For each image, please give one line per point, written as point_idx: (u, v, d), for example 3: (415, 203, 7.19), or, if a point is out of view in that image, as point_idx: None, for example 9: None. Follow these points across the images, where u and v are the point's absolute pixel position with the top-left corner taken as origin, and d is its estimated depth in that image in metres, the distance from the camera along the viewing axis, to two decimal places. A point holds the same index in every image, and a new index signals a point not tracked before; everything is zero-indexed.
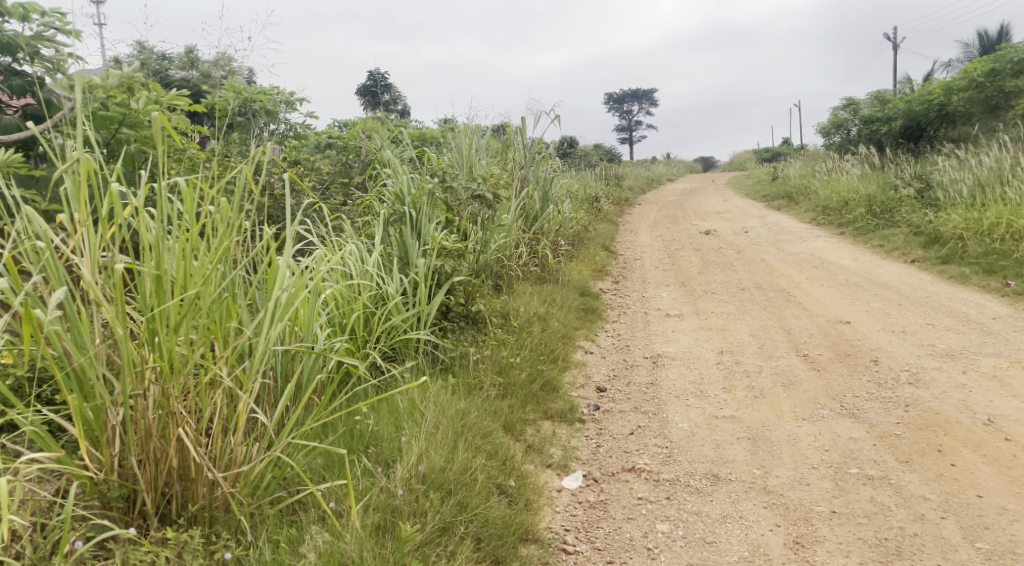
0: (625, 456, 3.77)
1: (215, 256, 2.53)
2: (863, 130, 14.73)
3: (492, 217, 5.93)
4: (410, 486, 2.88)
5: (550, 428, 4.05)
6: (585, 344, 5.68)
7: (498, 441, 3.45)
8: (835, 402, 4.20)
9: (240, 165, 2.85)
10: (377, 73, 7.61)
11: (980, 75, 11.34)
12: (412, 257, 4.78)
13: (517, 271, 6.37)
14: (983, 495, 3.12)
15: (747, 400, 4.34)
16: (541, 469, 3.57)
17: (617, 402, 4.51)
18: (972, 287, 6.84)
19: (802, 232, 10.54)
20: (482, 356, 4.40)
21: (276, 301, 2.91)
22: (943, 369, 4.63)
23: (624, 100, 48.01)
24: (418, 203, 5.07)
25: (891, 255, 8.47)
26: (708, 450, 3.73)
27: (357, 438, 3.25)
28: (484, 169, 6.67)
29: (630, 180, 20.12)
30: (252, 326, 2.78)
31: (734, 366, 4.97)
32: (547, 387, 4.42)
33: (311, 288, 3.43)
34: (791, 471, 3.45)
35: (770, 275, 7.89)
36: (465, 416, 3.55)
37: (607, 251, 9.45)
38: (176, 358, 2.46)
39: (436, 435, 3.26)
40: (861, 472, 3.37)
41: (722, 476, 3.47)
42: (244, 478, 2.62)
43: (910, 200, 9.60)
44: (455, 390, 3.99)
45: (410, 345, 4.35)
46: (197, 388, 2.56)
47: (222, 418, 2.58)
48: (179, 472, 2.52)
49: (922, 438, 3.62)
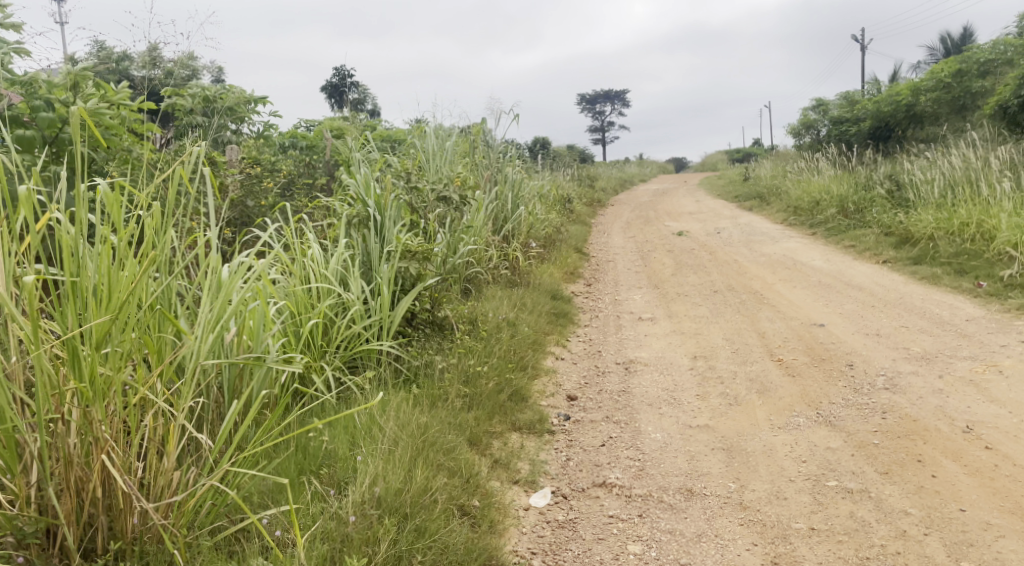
0: (596, 469, 3.61)
1: (143, 267, 2.35)
2: (833, 130, 14.77)
3: (459, 219, 5.77)
4: (363, 512, 2.69)
5: (518, 440, 3.87)
6: (556, 350, 5.52)
7: (461, 457, 3.28)
8: (811, 410, 4.08)
9: (172, 166, 2.70)
10: (345, 68, 6.94)
11: (947, 76, 11.45)
12: (374, 262, 4.57)
13: (486, 275, 6.20)
14: (966, 508, 3.01)
15: (721, 408, 4.21)
16: (507, 485, 3.40)
17: (588, 411, 4.35)
18: (945, 287, 6.79)
19: (774, 233, 10.50)
20: (449, 364, 4.20)
21: (216, 310, 2.76)
22: (919, 374, 4.53)
23: (596, 101, 48.23)
24: (382, 205, 4.86)
25: (863, 255, 8.43)
26: (682, 463, 3.59)
27: (309, 457, 3.08)
28: (452, 170, 6.48)
29: (602, 179, 20.01)
30: (188, 340, 2.62)
31: (708, 372, 4.83)
32: (515, 396, 4.25)
33: (258, 296, 3.26)
34: (767, 484, 3.31)
35: (743, 276, 7.80)
36: (426, 431, 3.38)
37: (579, 253, 9.31)
38: (98, 378, 2.26)
39: (393, 455, 3.08)
40: (839, 484, 3.24)
41: (697, 491, 3.32)
42: (179, 508, 2.44)
43: (881, 200, 9.59)
44: (419, 402, 3.80)
45: (372, 355, 4.15)
46: (125, 409, 2.38)
47: (153, 441, 2.41)
48: (106, 503, 2.32)
49: (901, 447, 3.51)
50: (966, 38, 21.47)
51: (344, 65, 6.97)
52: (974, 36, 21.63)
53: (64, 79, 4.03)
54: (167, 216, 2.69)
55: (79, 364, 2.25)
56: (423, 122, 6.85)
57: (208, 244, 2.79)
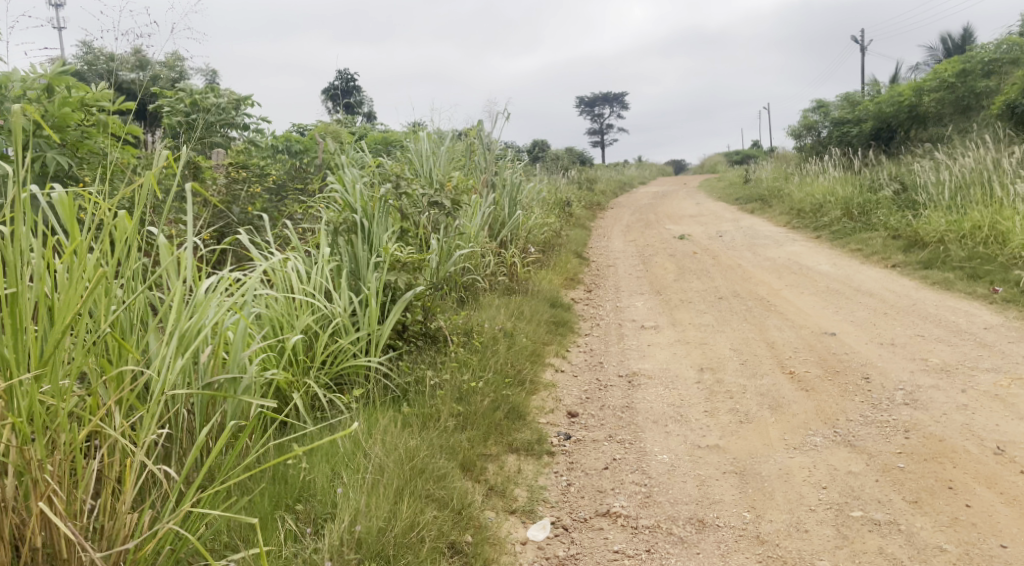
0: (599, 497, 3.36)
1: (95, 283, 2.07)
2: (834, 132, 14.47)
3: (454, 225, 5.48)
4: (341, 557, 2.48)
5: (515, 463, 3.60)
6: (556, 362, 5.25)
7: (453, 485, 3.03)
8: (828, 428, 3.82)
9: (145, 169, 2.40)
10: (345, 72, 6.71)
11: (951, 76, 11.23)
12: (363, 272, 4.30)
13: (483, 282, 5.95)
14: (1007, 544, 2.74)
15: (731, 426, 3.94)
16: (503, 516, 3.14)
17: (590, 430, 4.08)
18: (959, 293, 6.53)
19: (778, 236, 10.24)
20: (442, 381, 3.94)
21: (189, 329, 2.49)
22: (940, 388, 4.26)
23: (596, 103, 48.01)
24: (370, 211, 4.61)
25: (871, 259, 8.16)
26: (692, 489, 3.33)
27: (288, 488, 2.83)
28: (446, 174, 6.23)
29: (602, 182, 19.84)
30: (151, 362, 2.34)
31: (716, 386, 4.56)
32: (513, 413, 3.98)
33: (237, 310, 2.98)
34: (786, 514, 3.05)
35: (748, 281, 7.54)
36: (416, 456, 3.12)
37: (579, 258, 9.06)
38: (38, 412, 1.98)
39: (378, 486, 2.83)
40: (865, 515, 2.98)
41: (709, 522, 3.06)
42: (134, 555, 2.17)
43: (888, 201, 9.33)
44: (408, 424, 3.56)
45: (359, 371, 3.87)
46: (73, 444, 2.10)
47: (106, 478, 2.14)
48: (47, 551, 2.05)
49: (929, 472, 3.25)
50: (966, 39, 21.28)
51: (345, 69, 6.76)
52: (974, 37, 21.39)
53: (41, 78, 3.80)
54: (133, 224, 2.41)
55: (17, 396, 1.97)
56: (418, 124, 6.61)
57: (184, 257, 2.51)
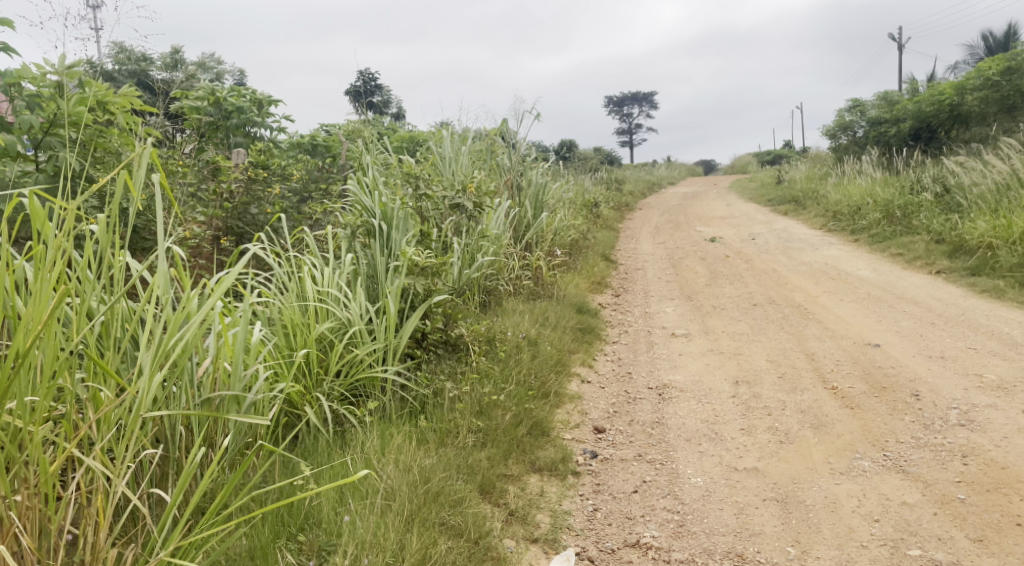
0: (627, 525, 3.11)
1: (57, 297, 1.83)
2: (870, 131, 13.95)
3: (474, 227, 5.23)
4: None
5: (537, 485, 3.36)
6: (582, 372, 4.99)
7: (470, 511, 2.81)
8: (877, 451, 3.53)
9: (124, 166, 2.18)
10: (367, 71, 6.50)
11: (996, 73, 10.77)
12: (381, 277, 4.09)
13: (506, 287, 5.69)
14: None
15: (771, 447, 3.66)
16: (523, 546, 2.91)
17: (618, 448, 3.83)
18: (1010, 303, 6.15)
19: (812, 239, 9.85)
20: (461, 393, 3.71)
21: (177, 339, 2.28)
22: (998, 408, 3.93)
23: (624, 103, 47.46)
24: (389, 214, 4.38)
25: (913, 265, 7.78)
26: (729, 517, 3.08)
27: (293, 517, 2.63)
28: (467, 174, 5.98)
29: (630, 182, 19.48)
30: (134, 377, 2.12)
31: (752, 401, 4.27)
32: (536, 429, 3.74)
33: (240, 318, 2.73)
34: (834, 551, 2.81)
35: (783, 287, 7.20)
36: (430, 478, 2.90)
37: (607, 261, 8.77)
38: None
39: (386, 514, 2.64)
40: (924, 555, 2.74)
41: (750, 557, 2.83)
42: None
43: (929, 204, 8.91)
44: (423, 440, 3.34)
45: (376, 382, 3.64)
46: (44, 477, 1.90)
47: (82, 511, 1.96)
48: None
49: (992, 505, 2.98)
50: (1010, 39, 20.54)
51: (367, 68, 6.54)
52: (1019, 36, 20.62)
53: (53, 75, 3.61)
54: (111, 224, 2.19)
55: None
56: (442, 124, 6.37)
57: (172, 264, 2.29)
